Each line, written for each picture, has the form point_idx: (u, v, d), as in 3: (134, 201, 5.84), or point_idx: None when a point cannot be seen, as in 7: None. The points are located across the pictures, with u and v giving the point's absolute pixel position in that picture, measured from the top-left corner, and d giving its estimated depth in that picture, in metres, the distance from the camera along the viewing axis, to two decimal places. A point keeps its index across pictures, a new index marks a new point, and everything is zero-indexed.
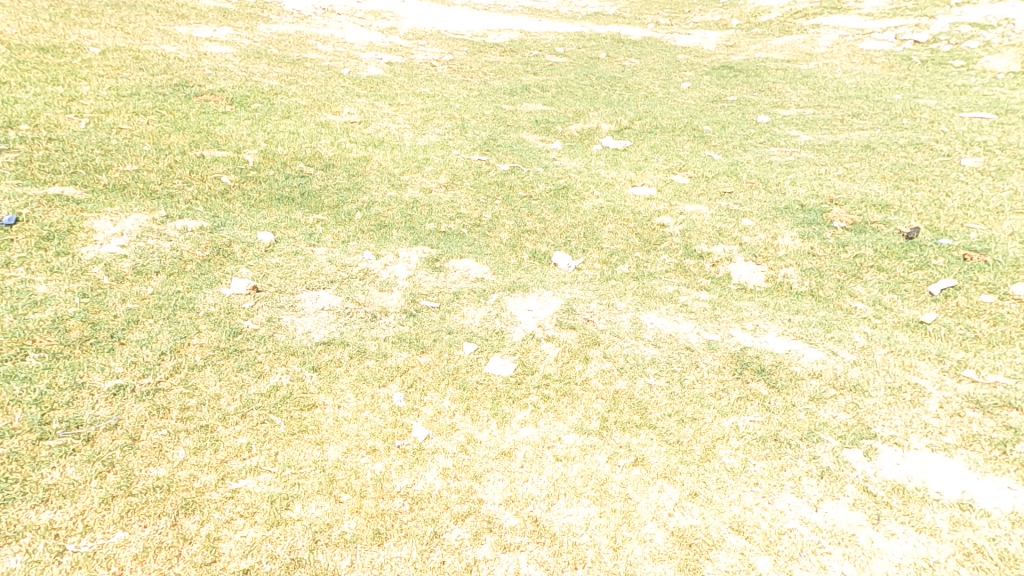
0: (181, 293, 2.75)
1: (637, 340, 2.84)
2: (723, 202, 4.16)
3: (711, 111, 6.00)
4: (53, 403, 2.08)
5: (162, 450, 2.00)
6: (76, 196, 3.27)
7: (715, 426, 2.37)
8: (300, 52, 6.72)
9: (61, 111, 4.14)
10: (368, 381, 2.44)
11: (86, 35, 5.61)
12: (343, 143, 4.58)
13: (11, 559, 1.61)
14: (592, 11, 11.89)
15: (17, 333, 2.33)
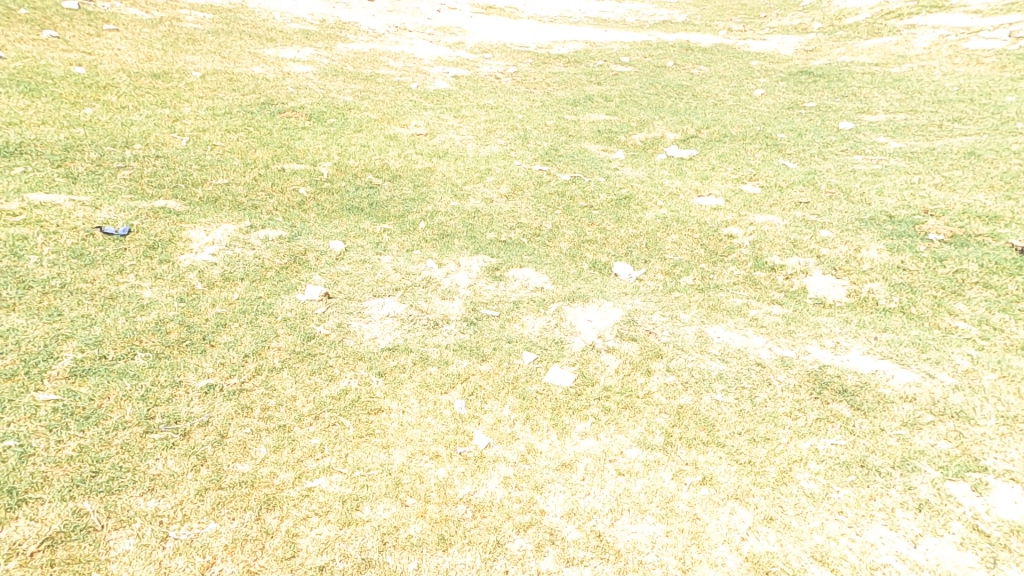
0: (262, 298, 2.92)
1: (703, 354, 2.75)
2: (799, 212, 3.97)
3: (787, 117, 5.76)
4: (157, 399, 2.26)
5: (247, 447, 2.13)
6: (177, 209, 3.55)
7: (790, 447, 2.25)
8: (372, 69, 7.02)
9: (167, 130, 4.52)
10: (431, 387, 2.49)
11: (190, 61, 6.12)
12: (409, 155, 4.74)
13: (126, 542, 1.76)
14: (660, 19, 11.73)
15: (128, 333, 2.55)
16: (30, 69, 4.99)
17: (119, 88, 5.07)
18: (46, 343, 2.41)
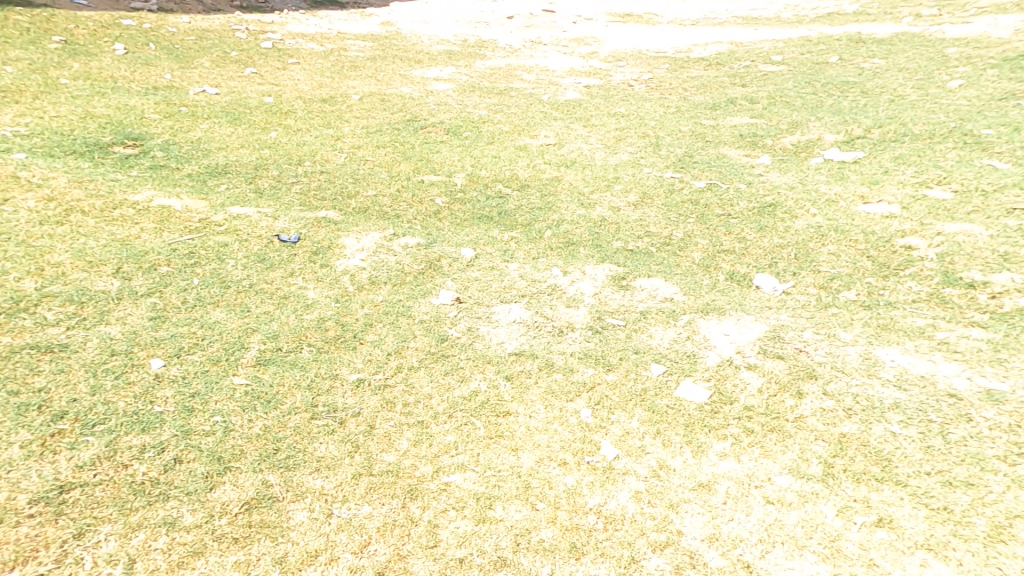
0: (402, 301, 3.15)
1: (872, 379, 2.51)
2: (1010, 220, 3.40)
3: (995, 110, 4.94)
4: (319, 389, 2.52)
5: (391, 439, 2.30)
6: (335, 218, 3.96)
7: (1007, 499, 1.96)
8: (507, 83, 7.31)
9: (330, 148, 5.07)
10: (557, 394, 2.51)
11: (351, 85, 6.82)
12: (538, 165, 4.85)
13: (301, 514, 1.99)
14: (824, 11, 10.71)
15: (297, 328, 2.89)
16: (232, 101, 5.91)
17: (295, 113, 5.80)
18: (241, 335, 2.81)
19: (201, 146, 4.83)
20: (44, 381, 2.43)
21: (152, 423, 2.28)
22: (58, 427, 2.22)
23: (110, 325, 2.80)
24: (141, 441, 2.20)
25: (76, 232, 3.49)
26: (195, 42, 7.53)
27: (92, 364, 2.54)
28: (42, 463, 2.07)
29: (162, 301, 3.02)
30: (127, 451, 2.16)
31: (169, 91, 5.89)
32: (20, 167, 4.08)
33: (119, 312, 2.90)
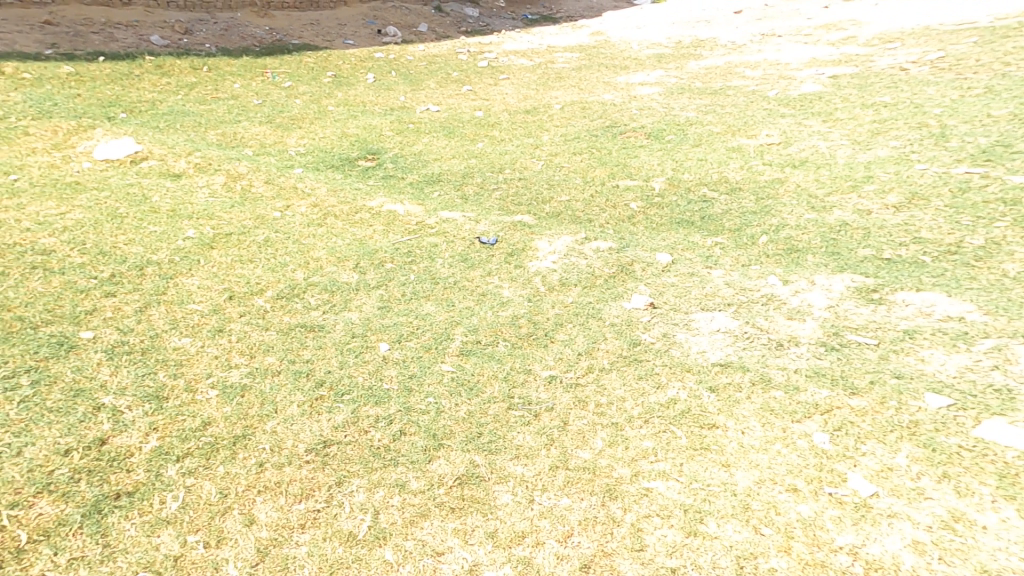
0: (592, 303, 3.36)
1: None
2: None
3: None
4: (515, 381, 2.83)
5: (585, 437, 2.51)
6: (529, 222, 4.24)
7: None
8: (724, 81, 6.99)
9: (529, 157, 5.37)
10: (777, 412, 2.53)
11: (554, 95, 7.19)
12: (755, 166, 4.71)
13: (505, 496, 2.27)
14: None
15: (493, 324, 3.22)
16: (450, 117, 6.67)
17: (500, 125, 6.28)
18: (446, 327, 3.24)
19: (420, 158, 5.58)
20: (311, 353, 3.05)
21: (381, 398, 2.76)
22: (319, 393, 2.78)
23: (352, 311, 3.39)
24: (376, 412, 2.68)
25: (329, 233, 4.29)
26: (426, 73, 8.74)
27: (341, 343, 3.12)
28: (312, 420, 2.63)
29: (389, 292, 3.57)
30: (366, 419, 2.64)
31: (402, 112, 6.98)
32: (298, 180, 5.16)
33: (358, 300, 3.49)
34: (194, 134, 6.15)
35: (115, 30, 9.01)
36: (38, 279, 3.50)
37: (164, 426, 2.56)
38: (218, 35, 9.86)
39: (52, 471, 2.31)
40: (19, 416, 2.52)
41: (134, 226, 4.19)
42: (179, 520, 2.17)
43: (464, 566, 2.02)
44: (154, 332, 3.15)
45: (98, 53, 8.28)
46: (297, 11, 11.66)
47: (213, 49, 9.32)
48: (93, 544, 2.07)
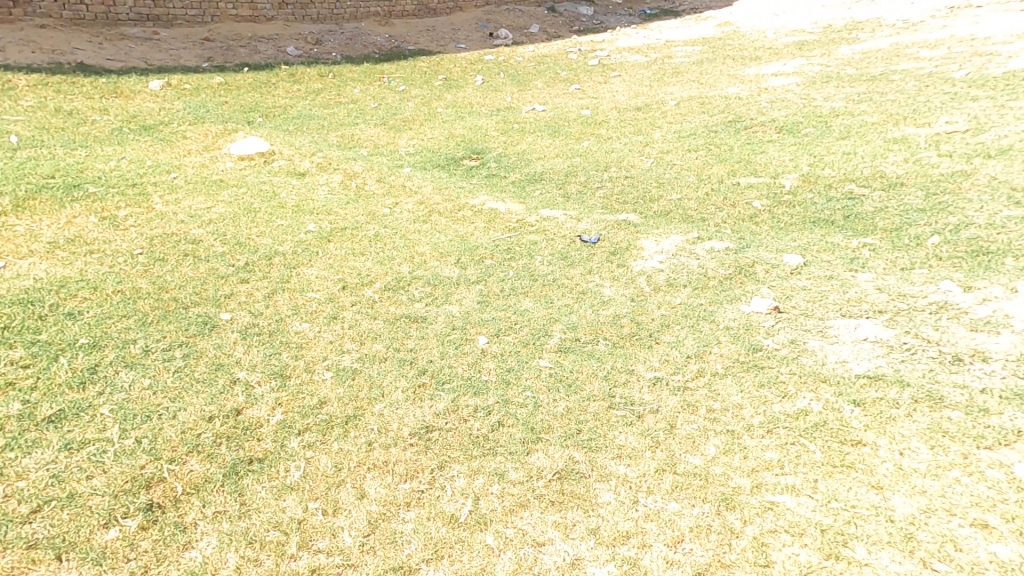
0: (704, 305, 3.37)
1: None
2: None
3: None
4: (616, 381, 2.87)
5: (695, 442, 2.49)
6: (635, 221, 4.34)
7: None
8: (887, 65, 6.72)
9: (637, 155, 5.43)
10: (952, 435, 2.36)
11: (670, 92, 7.16)
12: (926, 157, 4.50)
13: (607, 494, 2.30)
14: None
15: (594, 322, 3.31)
16: (556, 116, 6.73)
17: (608, 123, 6.30)
18: (544, 323, 3.33)
19: (522, 158, 5.68)
20: (414, 343, 3.24)
21: (480, 388, 2.88)
22: (422, 380, 2.96)
23: (452, 304, 3.56)
24: (475, 402, 2.80)
25: (433, 229, 4.51)
26: (534, 73, 8.88)
27: (442, 334, 3.29)
28: (415, 405, 2.80)
29: (487, 288, 3.71)
30: (466, 408, 2.77)
31: (508, 112, 7.15)
32: (407, 179, 5.46)
33: (458, 294, 3.66)
34: (318, 136, 6.73)
35: (259, 44, 10.10)
36: (188, 264, 4.01)
37: (287, 402, 2.84)
38: (344, 44, 10.72)
39: (199, 434, 2.63)
40: (173, 384, 2.92)
41: (266, 220, 4.68)
42: (302, 488, 2.40)
43: (566, 558, 2.07)
44: (280, 317, 3.49)
45: (244, 64, 9.32)
46: (415, 20, 12.36)
47: (339, 57, 10.15)
48: (233, 501, 2.34)
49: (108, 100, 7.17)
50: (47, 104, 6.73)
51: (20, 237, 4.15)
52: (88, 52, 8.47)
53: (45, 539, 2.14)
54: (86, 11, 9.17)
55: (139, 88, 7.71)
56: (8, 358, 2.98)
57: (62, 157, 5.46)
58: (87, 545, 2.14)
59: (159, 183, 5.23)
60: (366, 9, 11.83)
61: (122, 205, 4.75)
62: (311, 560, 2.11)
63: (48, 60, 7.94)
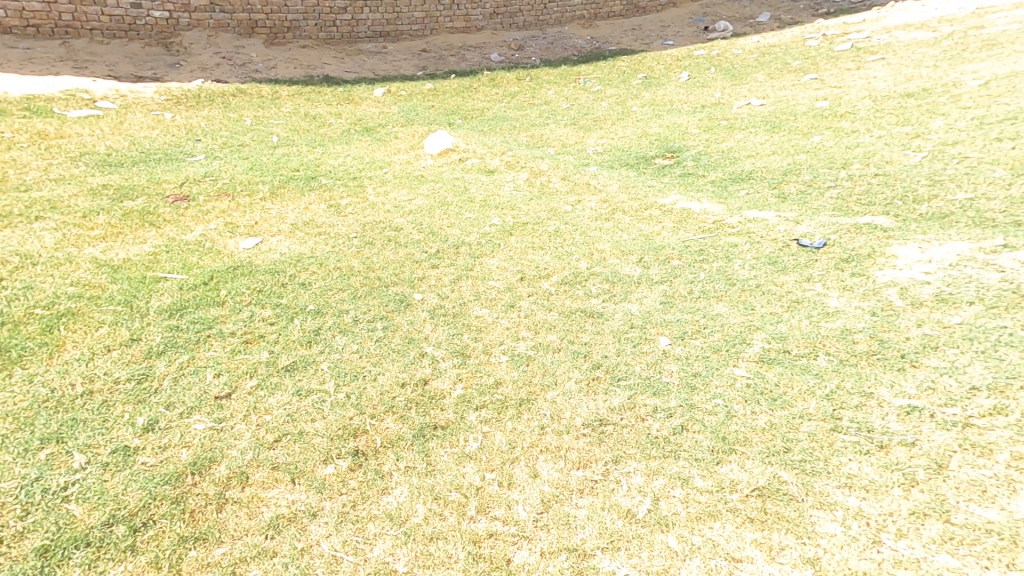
0: (1009, 329, 3.09)
1: None
2: None
3: None
4: (842, 403, 2.87)
5: (984, 491, 2.32)
6: (886, 225, 4.27)
7: None
8: None
9: (900, 148, 5.27)
10: None
11: (966, 71, 6.55)
12: None
13: (832, 525, 2.30)
14: None
15: (810, 335, 3.36)
16: (780, 110, 6.76)
17: (857, 114, 6.17)
18: (741, 330, 3.52)
19: (728, 155, 5.99)
20: (588, 337, 3.65)
21: (659, 390, 3.14)
22: (596, 373, 3.32)
23: (630, 302, 3.96)
24: (653, 402, 3.06)
25: (615, 228, 5.05)
26: (756, 66, 8.61)
27: (619, 331, 3.68)
28: (588, 397, 3.15)
29: (670, 289, 4.07)
30: (642, 406, 3.04)
31: (713, 108, 7.30)
32: (591, 177, 6.10)
33: (637, 292, 4.06)
34: (509, 136, 7.46)
35: (467, 53, 11.22)
36: (390, 249, 4.78)
37: (467, 378, 3.36)
38: (545, 48, 11.38)
39: (393, 397, 3.21)
40: (375, 351, 3.58)
41: (456, 212, 5.44)
42: (479, 458, 2.82)
43: None
44: (463, 301, 4.09)
45: (451, 72, 10.41)
46: (621, 19, 12.67)
47: (537, 61, 10.84)
48: (420, 459, 2.83)
49: (342, 106, 8.56)
50: (300, 110, 8.25)
51: (272, 218, 5.21)
52: (333, 67, 10.16)
53: (283, 463, 2.79)
54: (336, 31, 10.93)
55: (367, 96, 9.06)
56: (259, 316, 3.85)
57: (306, 154, 6.71)
58: (312, 475, 2.74)
59: (373, 177, 6.17)
60: (572, 13, 12.37)
61: (345, 195, 5.72)
62: (488, 524, 2.49)
63: (305, 75, 9.70)
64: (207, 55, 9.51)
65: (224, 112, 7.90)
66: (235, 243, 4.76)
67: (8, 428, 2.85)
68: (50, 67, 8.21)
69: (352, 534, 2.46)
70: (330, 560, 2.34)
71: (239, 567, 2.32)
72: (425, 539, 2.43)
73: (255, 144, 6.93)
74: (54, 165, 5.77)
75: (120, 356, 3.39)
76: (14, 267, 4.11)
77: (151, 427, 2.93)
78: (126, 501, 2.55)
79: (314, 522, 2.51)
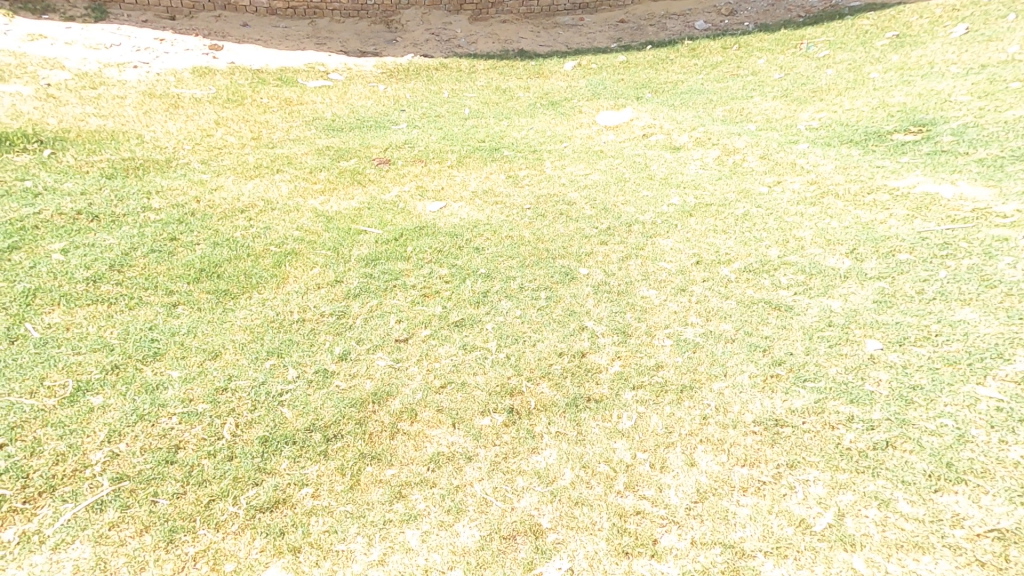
0: None
1: None
2: None
3: None
4: None
5: None
6: None
7: None
8: None
9: None
10: None
11: None
12: None
13: None
14: None
15: None
16: None
17: None
18: (998, 343, 3.24)
19: (1014, 127, 5.09)
20: (769, 330, 3.61)
21: (859, 398, 3.08)
22: (776, 371, 3.32)
23: (832, 299, 3.83)
24: (849, 411, 3.02)
25: (823, 213, 4.74)
26: None
27: (811, 329, 3.60)
28: (763, 394, 3.18)
29: (891, 287, 3.83)
30: (832, 414, 3.02)
31: (1003, 68, 6.14)
32: (799, 156, 5.63)
33: (842, 289, 3.90)
34: (703, 111, 7.00)
35: (669, 22, 10.72)
36: (561, 222, 4.89)
37: (625, 356, 3.50)
38: (763, 11, 10.45)
39: (550, 364, 3.45)
40: (536, 319, 3.81)
41: (632, 189, 5.38)
42: (631, 436, 2.98)
43: None
44: (630, 280, 4.16)
45: (648, 43, 9.97)
46: None
47: (751, 26, 9.93)
48: (571, 427, 3.05)
49: (532, 80, 8.70)
50: (492, 84, 8.54)
51: (456, 185, 5.55)
52: (529, 41, 10.42)
53: (446, 407, 3.14)
54: (536, 5, 11.19)
55: (557, 69, 9.13)
56: (436, 274, 4.22)
57: (492, 126, 6.95)
58: (470, 423, 3.06)
59: (552, 150, 6.25)
60: None
61: (523, 167, 5.89)
62: (636, 501, 2.67)
63: (501, 49, 10.08)
64: (419, 32, 10.41)
65: (426, 85, 8.44)
66: (422, 205, 5.17)
67: (246, 338, 3.49)
68: (300, 44, 9.52)
69: (503, 483, 2.76)
70: (481, 501, 2.67)
71: (405, 488, 2.71)
72: (570, 502, 2.67)
73: (450, 115, 7.31)
74: (295, 128, 6.59)
75: (326, 293, 3.95)
76: (259, 212, 4.82)
77: (345, 356, 3.44)
78: (322, 414, 3.05)
79: (468, 464, 2.84)
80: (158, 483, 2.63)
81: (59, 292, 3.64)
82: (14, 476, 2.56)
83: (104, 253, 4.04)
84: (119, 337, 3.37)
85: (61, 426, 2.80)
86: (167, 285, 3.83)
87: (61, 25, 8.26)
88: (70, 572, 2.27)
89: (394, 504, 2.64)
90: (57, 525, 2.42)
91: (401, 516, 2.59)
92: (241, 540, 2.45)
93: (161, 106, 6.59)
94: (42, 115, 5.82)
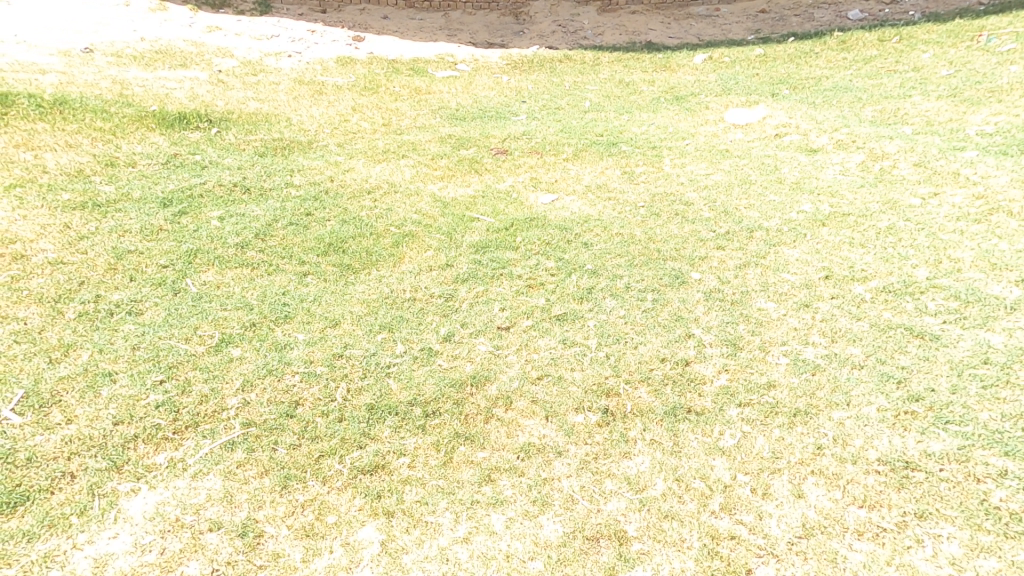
0: None
1: None
2: None
3: None
4: None
5: None
6: None
7: None
8: None
9: None
10: None
11: None
12: None
13: None
14: None
15: None
16: None
17: None
18: None
19: None
20: (908, 360, 3.15)
21: (1018, 452, 2.61)
22: (911, 408, 2.87)
23: (993, 333, 3.26)
24: (1002, 465, 2.57)
25: (990, 232, 4.05)
26: None
27: (961, 363, 3.08)
28: (894, 431, 2.78)
29: None
30: (981, 465, 2.58)
31: None
32: (967, 164, 4.86)
33: (1006, 322, 3.32)
34: (850, 109, 6.26)
35: (817, 11, 9.74)
36: (676, 223, 4.63)
37: (734, 370, 3.22)
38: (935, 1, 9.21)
39: (651, 368, 3.27)
40: (641, 321, 3.63)
41: (759, 192, 4.95)
42: (733, 455, 2.74)
43: None
44: (748, 289, 3.83)
45: (791, 35, 9.12)
46: None
47: (919, 15, 8.75)
48: (667, 437, 2.86)
49: (657, 73, 8.32)
50: (616, 77, 8.29)
51: (570, 178, 5.47)
52: (658, 33, 9.98)
53: (541, 399, 3.10)
54: None
55: (686, 62, 8.63)
56: (543, 266, 4.18)
57: (612, 120, 6.74)
58: (563, 418, 2.99)
59: (674, 147, 5.93)
60: None
61: (640, 163, 5.65)
62: (732, 525, 2.45)
63: (628, 41, 9.74)
64: (546, 24, 10.42)
65: (549, 77, 8.40)
66: (535, 197, 5.15)
67: (363, 310, 3.70)
68: (432, 35, 9.91)
69: (591, 482, 2.67)
70: (567, 497, 2.60)
71: (494, 473, 2.72)
72: (660, 514, 2.51)
73: (570, 108, 7.21)
74: (421, 116, 6.87)
75: (437, 275, 4.07)
76: (383, 194, 5.08)
77: (449, 337, 3.52)
78: (424, 390, 3.14)
79: (558, 459, 2.78)
80: (277, 433, 2.86)
81: (214, 254, 4.09)
82: (168, 409, 2.91)
83: (252, 222, 4.48)
84: (258, 298, 3.72)
85: (207, 371, 3.15)
86: (301, 256, 4.16)
87: (233, 19, 9.29)
88: (203, 499, 2.54)
89: (483, 487, 2.65)
90: (197, 456, 2.72)
91: (488, 499, 2.59)
92: (342, 497, 2.60)
93: (307, 92, 7.18)
94: (212, 98, 6.59)
